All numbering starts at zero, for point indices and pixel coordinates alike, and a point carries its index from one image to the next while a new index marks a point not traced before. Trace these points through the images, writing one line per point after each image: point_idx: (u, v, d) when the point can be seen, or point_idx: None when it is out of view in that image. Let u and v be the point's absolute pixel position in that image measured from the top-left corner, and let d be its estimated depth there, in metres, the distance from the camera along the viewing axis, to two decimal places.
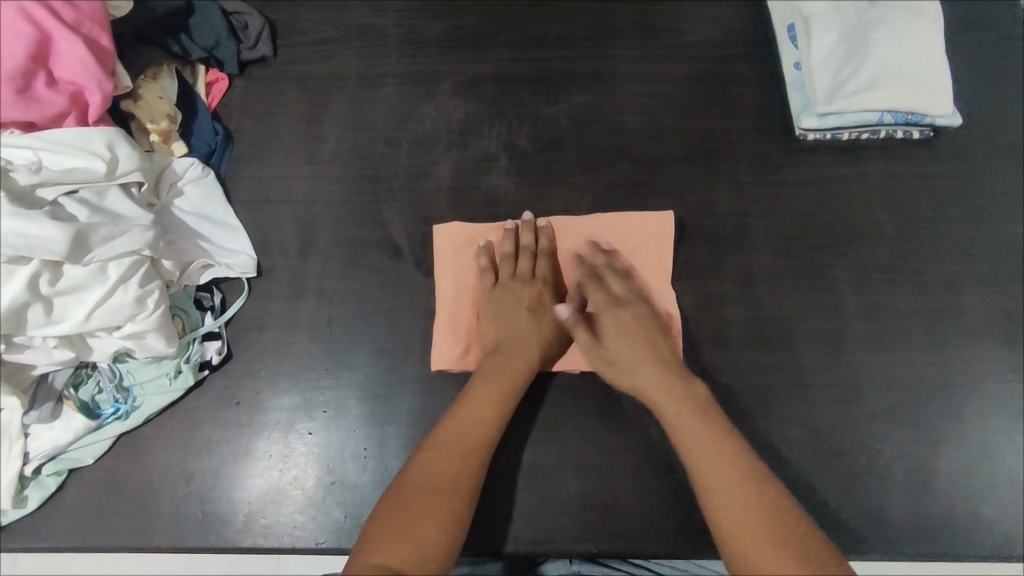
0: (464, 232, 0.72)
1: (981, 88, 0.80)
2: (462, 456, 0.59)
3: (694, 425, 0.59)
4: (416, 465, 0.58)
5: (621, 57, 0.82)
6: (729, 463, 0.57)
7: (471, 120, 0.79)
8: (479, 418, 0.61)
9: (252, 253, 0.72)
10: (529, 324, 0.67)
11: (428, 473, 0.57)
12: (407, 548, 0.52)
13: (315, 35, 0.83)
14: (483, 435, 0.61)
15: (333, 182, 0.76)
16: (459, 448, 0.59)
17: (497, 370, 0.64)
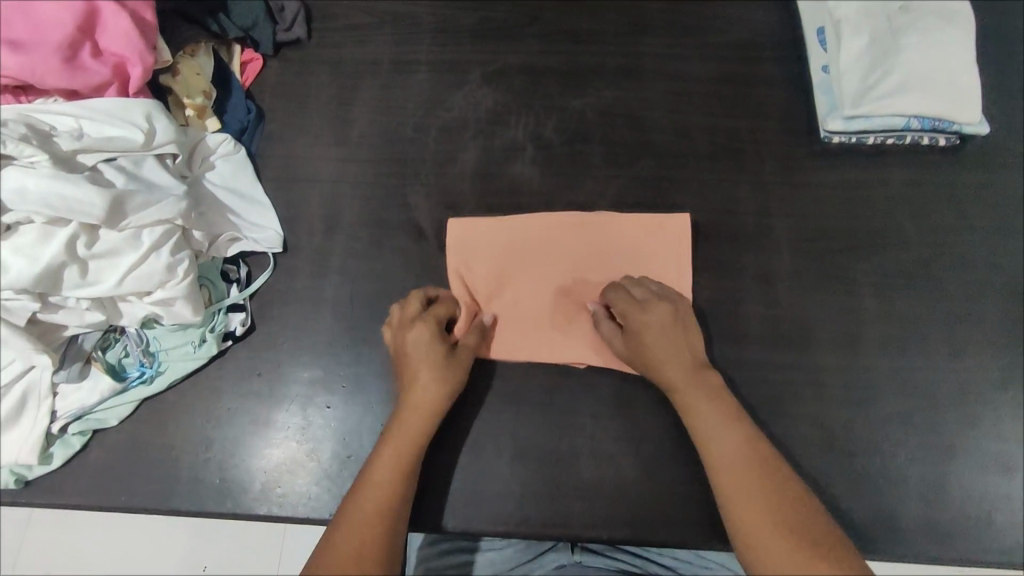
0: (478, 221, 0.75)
1: (1011, 99, 0.79)
2: (392, 498, 0.59)
3: (715, 418, 0.61)
4: (349, 506, 0.58)
5: (649, 53, 0.82)
6: (755, 458, 0.59)
7: (498, 110, 0.80)
8: (403, 452, 0.61)
9: (278, 230, 0.74)
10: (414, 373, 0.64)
11: (359, 518, 0.57)
12: None
13: (348, 21, 0.84)
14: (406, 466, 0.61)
15: (360, 164, 0.78)
16: (388, 486, 0.59)
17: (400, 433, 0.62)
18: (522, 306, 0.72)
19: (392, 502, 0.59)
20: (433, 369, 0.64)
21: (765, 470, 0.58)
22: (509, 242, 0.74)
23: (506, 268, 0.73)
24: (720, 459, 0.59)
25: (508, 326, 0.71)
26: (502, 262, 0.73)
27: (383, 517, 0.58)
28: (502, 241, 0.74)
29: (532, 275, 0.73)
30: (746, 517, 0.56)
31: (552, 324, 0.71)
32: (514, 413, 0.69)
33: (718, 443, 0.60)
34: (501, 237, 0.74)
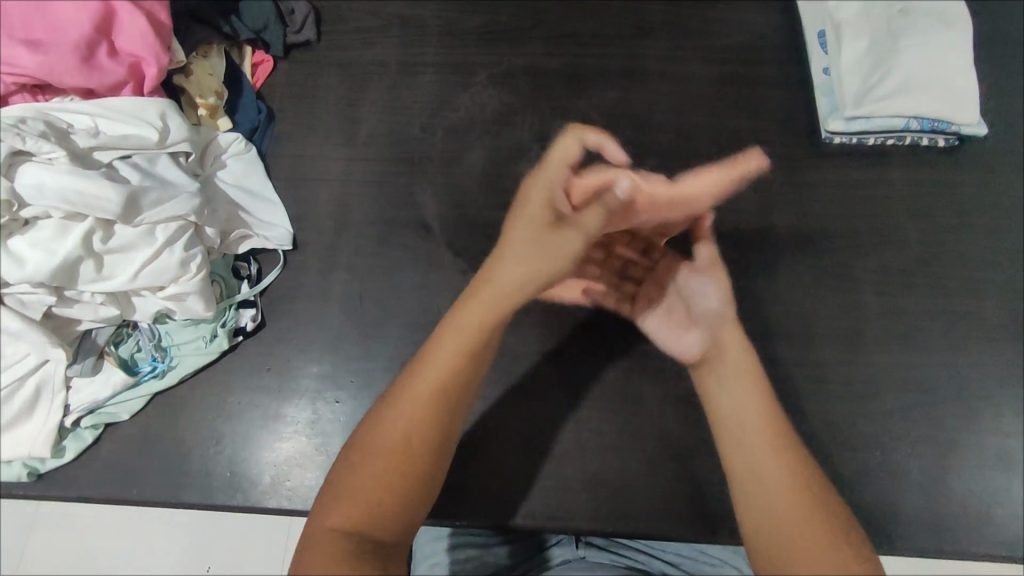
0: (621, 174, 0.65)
1: (1008, 101, 0.81)
2: (450, 385, 0.57)
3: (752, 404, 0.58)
4: (396, 396, 0.56)
5: (653, 56, 0.84)
6: (773, 440, 0.56)
7: (505, 110, 0.81)
8: (462, 339, 0.58)
9: (288, 227, 0.75)
10: (524, 219, 0.62)
11: (404, 409, 0.55)
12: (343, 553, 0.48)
13: (357, 23, 0.86)
14: (463, 359, 0.58)
15: (368, 163, 0.79)
16: (450, 369, 0.57)
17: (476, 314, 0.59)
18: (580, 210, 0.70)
19: (444, 394, 0.56)
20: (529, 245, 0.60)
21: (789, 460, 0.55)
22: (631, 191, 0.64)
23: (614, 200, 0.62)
24: (736, 440, 0.57)
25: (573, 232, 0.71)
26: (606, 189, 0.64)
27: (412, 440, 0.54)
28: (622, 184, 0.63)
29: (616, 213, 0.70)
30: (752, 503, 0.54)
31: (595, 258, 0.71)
32: (519, 408, 0.69)
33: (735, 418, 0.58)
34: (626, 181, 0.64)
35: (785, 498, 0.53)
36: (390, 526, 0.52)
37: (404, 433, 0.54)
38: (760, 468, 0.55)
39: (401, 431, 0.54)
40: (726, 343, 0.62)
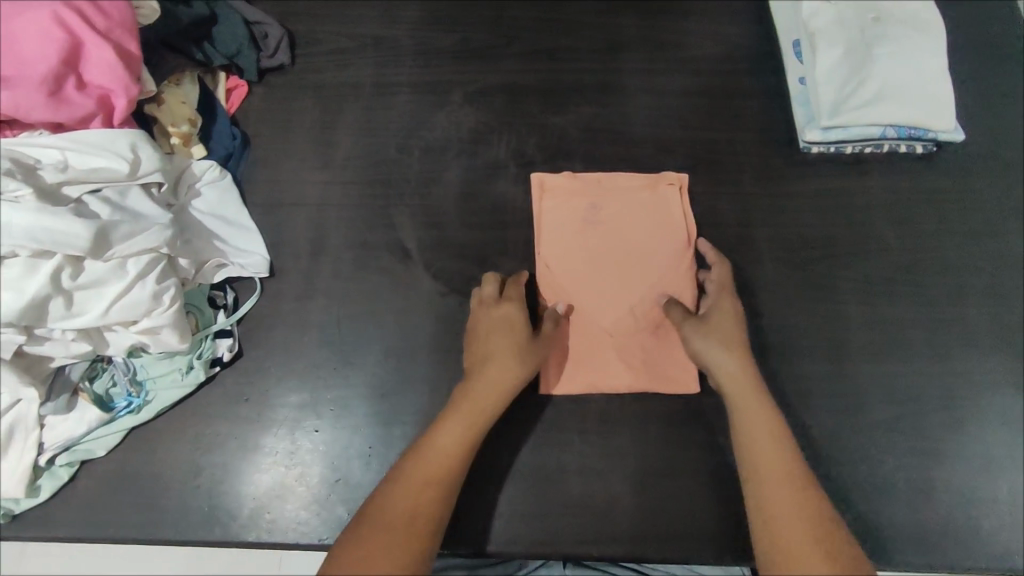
0: (587, 253, 0.75)
1: (984, 104, 0.81)
2: (451, 465, 0.59)
3: (761, 428, 0.60)
4: (412, 457, 0.59)
5: (628, 70, 0.84)
6: (787, 476, 0.57)
7: (481, 129, 0.81)
8: (474, 421, 0.61)
9: (265, 255, 0.74)
10: (502, 331, 0.66)
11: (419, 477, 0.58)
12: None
13: (330, 45, 0.86)
14: (468, 440, 0.61)
15: (345, 186, 0.79)
16: (457, 445, 0.60)
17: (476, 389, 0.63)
18: (592, 219, 0.76)
19: (452, 473, 0.59)
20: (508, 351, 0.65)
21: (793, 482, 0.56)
22: (603, 265, 0.74)
23: (585, 278, 0.74)
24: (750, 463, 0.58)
25: (601, 201, 0.77)
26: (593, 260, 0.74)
27: (430, 502, 0.57)
28: (593, 266, 0.74)
29: (625, 237, 0.75)
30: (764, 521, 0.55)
31: (627, 230, 0.76)
32: (501, 433, 0.68)
33: (755, 458, 0.58)
34: (595, 264, 0.74)
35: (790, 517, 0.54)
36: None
37: (416, 505, 0.56)
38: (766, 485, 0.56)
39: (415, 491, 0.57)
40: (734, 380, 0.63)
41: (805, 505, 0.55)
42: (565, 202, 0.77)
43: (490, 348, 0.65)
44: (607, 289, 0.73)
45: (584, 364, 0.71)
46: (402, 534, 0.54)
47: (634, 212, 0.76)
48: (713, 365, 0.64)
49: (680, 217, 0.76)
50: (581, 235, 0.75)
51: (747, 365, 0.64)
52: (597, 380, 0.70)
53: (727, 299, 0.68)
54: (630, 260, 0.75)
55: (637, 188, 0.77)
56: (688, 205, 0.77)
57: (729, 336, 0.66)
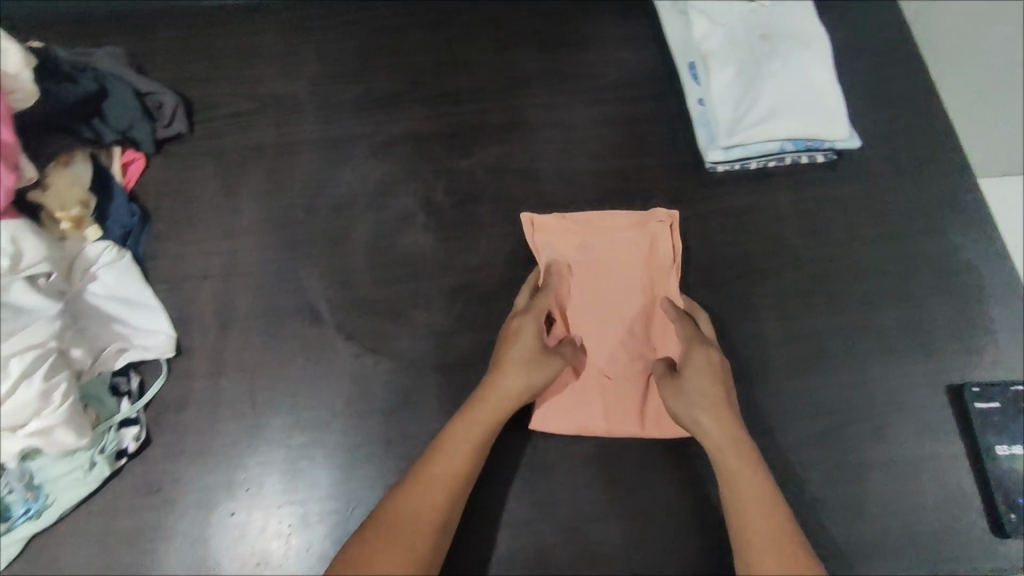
0: (576, 293, 0.74)
1: (877, 108, 0.83)
2: (457, 481, 0.61)
3: (748, 486, 0.60)
4: (424, 469, 0.61)
5: (531, 106, 0.85)
6: (773, 536, 0.57)
7: (387, 180, 0.81)
8: (479, 434, 0.63)
9: (169, 332, 0.72)
10: (518, 341, 0.67)
11: (429, 492, 0.59)
12: None
13: (229, 108, 0.85)
14: (480, 444, 0.63)
15: (251, 254, 0.77)
16: (464, 458, 0.62)
17: (491, 402, 0.65)
18: (586, 258, 0.75)
19: (462, 477, 0.61)
20: (525, 364, 0.66)
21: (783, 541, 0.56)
22: (594, 307, 0.74)
23: (577, 319, 0.74)
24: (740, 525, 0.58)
25: (593, 234, 0.76)
26: (585, 301, 0.74)
27: (433, 519, 0.58)
28: (584, 307, 0.74)
29: (617, 278, 0.75)
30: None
31: (620, 272, 0.75)
32: None
33: (742, 517, 0.59)
34: (587, 305, 0.74)
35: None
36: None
37: (431, 516, 0.58)
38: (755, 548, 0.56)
39: (420, 505, 0.58)
40: (716, 437, 0.63)
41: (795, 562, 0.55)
42: (557, 236, 0.75)
43: (507, 360, 0.66)
44: (600, 330, 0.73)
45: (580, 409, 0.70)
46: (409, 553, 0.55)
47: (625, 252, 0.75)
48: (692, 427, 0.65)
49: (668, 252, 0.75)
50: (575, 277, 0.75)
51: (728, 423, 0.63)
52: (593, 425, 0.70)
53: (703, 354, 0.67)
54: (620, 302, 0.74)
55: (625, 226, 0.76)
56: (678, 241, 0.75)
57: (710, 397, 0.65)
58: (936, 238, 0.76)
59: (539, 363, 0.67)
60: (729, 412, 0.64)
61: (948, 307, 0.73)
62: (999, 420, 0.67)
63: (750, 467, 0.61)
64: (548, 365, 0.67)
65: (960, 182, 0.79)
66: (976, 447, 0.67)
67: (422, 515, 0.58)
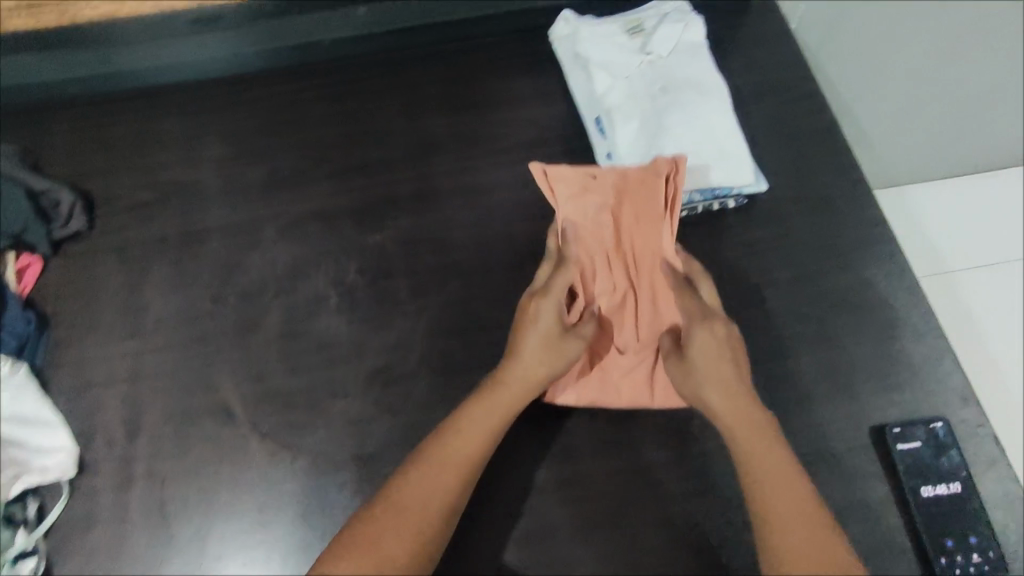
0: (588, 258, 0.74)
1: (782, 148, 0.84)
2: (473, 463, 0.63)
3: (762, 444, 0.63)
4: (441, 446, 0.63)
5: (440, 172, 0.84)
6: (785, 485, 0.60)
7: (298, 262, 0.79)
8: (496, 415, 0.65)
9: (71, 448, 0.68)
10: (537, 323, 0.68)
11: (445, 469, 0.62)
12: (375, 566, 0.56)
13: (132, 199, 0.83)
14: (496, 426, 0.65)
15: (156, 352, 0.74)
16: (481, 441, 0.64)
17: (510, 384, 0.67)
18: (598, 225, 0.75)
19: (475, 462, 0.63)
20: (544, 348, 0.68)
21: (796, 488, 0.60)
22: (604, 275, 0.75)
23: (590, 287, 0.74)
24: (753, 479, 0.61)
25: (606, 196, 0.74)
26: (599, 269, 0.75)
27: (444, 500, 0.61)
28: (595, 273, 0.74)
29: (627, 244, 0.74)
30: (773, 527, 0.58)
31: (631, 237, 0.74)
32: None
33: (755, 470, 0.62)
34: (598, 272, 0.74)
35: (794, 526, 0.58)
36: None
37: (440, 497, 0.60)
38: (770, 499, 0.60)
39: (435, 483, 0.61)
40: (729, 403, 0.65)
41: (804, 510, 0.59)
42: (573, 196, 0.74)
43: (527, 342, 0.68)
44: (609, 299, 0.75)
45: (590, 383, 0.72)
46: (413, 531, 0.59)
47: (634, 218, 0.74)
48: (702, 402, 0.67)
49: (663, 206, 0.73)
50: (586, 242, 0.75)
51: (738, 392, 0.66)
52: (604, 398, 0.72)
53: (709, 330, 0.67)
54: (628, 270, 0.75)
55: (632, 188, 0.73)
56: (676, 196, 0.72)
57: (720, 377, 0.66)
58: (848, 275, 0.77)
59: (557, 344, 0.68)
60: (740, 392, 0.66)
61: (865, 345, 0.73)
62: (922, 460, 0.67)
63: (761, 425, 0.64)
64: (565, 347, 0.68)
65: (867, 217, 0.80)
66: (902, 489, 0.67)
67: (430, 497, 0.60)
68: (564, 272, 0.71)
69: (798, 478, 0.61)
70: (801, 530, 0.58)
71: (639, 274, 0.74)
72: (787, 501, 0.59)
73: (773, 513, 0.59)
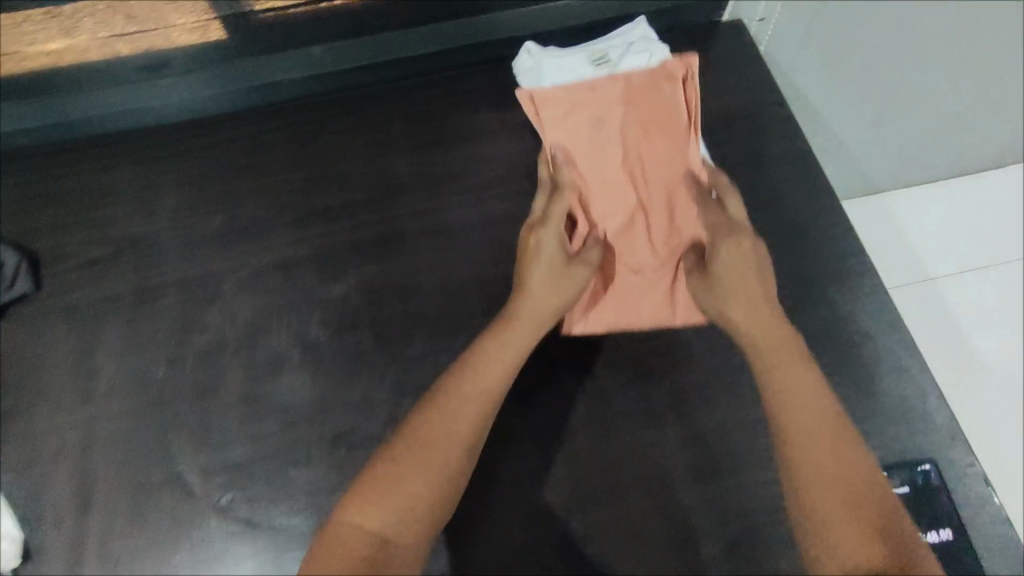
0: (594, 177, 0.77)
1: (756, 177, 0.82)
2: (492, 394, 0.61)
3: (791, 364, 0.62)
4: (456, 381, 0.61)
5: (406, 215, 0.81)
6: (807, 401, 0.59)
7: (257, 317, 0.75)
8: (511, 346, 0.65)
9: (15, 535, 0.64)
10: (540, 253, 0.69)
11: (463, 402, 0.60)
12: (391, 512, 0.53)
13: (82, 256, 0.79)
14: (512, 357, 0.64)
15: (107, 421, 0.70)
16: (496, 370, 0.63)
17: (522, 313, 0.67)
18: (597, 145, 0.77)
19: (494, 397, 0.61)
20: (552, 276, 0.68)
21: (819, 405, 0.58)
22: (610, 195, 0.77)
23: (599, 207, 0.76)
24: (778, 398, 0.60)
25: (601, 120, 0.77)
26: (603, 189, 0.77)
27: (463, 436, 0.58)
28: (602, 193, 0.77)
29: (632, 161, 0.77)
30: (797, 444, 0.57)
31: (636, 155, 0.77)
32: None
33: (777, 387, 0.61)
34: (603, 194, 0.77)
35: (824, 443, 0.56)
36: (418, 536, 0.53)
37: (464, 429, 0.58)
38: (795, 422, 0.58)
39: (451, 415, 0.59)
40: (755, 315, 0.66)
41: (833, 432, 0.57)
42: (564, 118, 0.77)
43: (535, 270, 0.68)
44: (618, 216, 0.76)
45: (608, 302, 0.75)
46: (438, 464, 0.56)
47: (640, 137, 0.78)
48: (727, 326, 0.67)
49: (686, 118, 0.78)
50: (585, 162, 0.77)
51: (762, 309, 0.66)
52: (624, 316, 0.75)
53: (735, 243, 0.69)
54: (637, 186, 0.77)
55: (625, 104, 0.78)
56: (693, 103, 0.78)
57: (743, 291, 0.67)
58: (829, 308, 0.74)
59: (565, 268, 0.69)
60: (764, 304, 0.66)
61: (849, 383, 0.71)
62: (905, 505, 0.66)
63: (785, 339, 0.63)
64: (577, 271, 0.69)
65: (845, 247, 0.78)
66: None
67: (446, 435, 0.57)
68: (563, 194, 0.73)
69: (821, 395, 0.59)
70: (832, 452, 0.55)
71: (646, 191, 0.77)
72: (817, 422, 0.57)
73: (802, 436, 0.57)
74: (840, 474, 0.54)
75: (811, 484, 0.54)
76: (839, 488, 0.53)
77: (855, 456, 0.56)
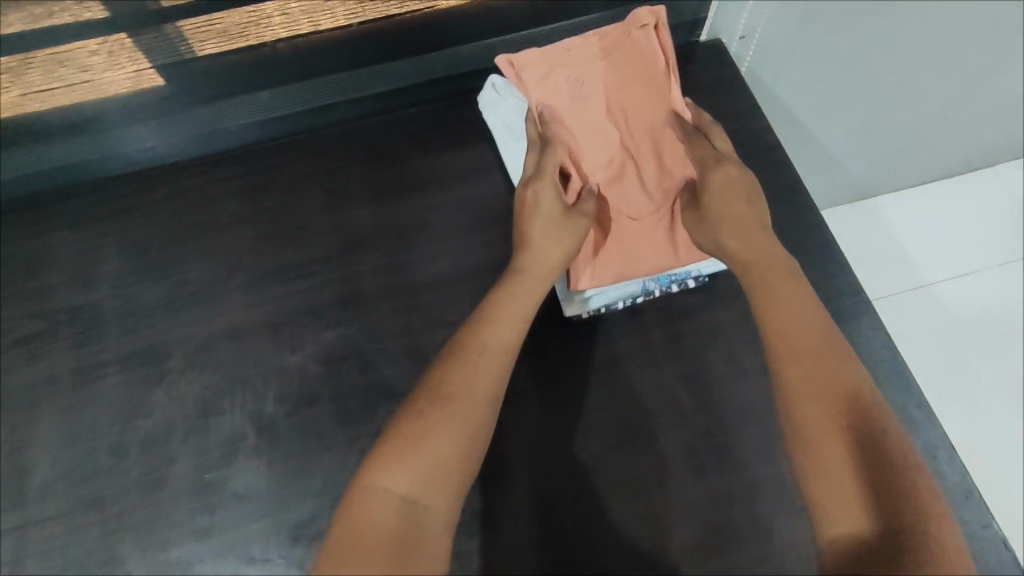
0: (579, 131, 0.73)
1: None
2: (512, 346, 0.56)
3: (789, 288, 0.56)
4: (473, 336, 0.56)
5: (368, 270, 0.75)
6: (795, 310, 0.54)
7: (209, 396, 0.69)
8: (528, 297, 0.60)
9: None
10: (539, 205, 0.64)
11: (484, 356, 0.54)
12: (423, 469, 0.46)
13: (13, 334, 0.72)
14: (527, 308, 0.59)
15: (46, 523, 0.65)
16: (513, 323, 0.57)
17: (531, 263, 0.62)
18: (579, 100, 0.73)
19: (512, 348, 0.56)
20: (555, 223, 0.63)
21: (812, 319, 0.53)
22: (600, 145, 0.72)
23: (588, 158, 0.72)
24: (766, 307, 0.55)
25: (579, 75, 0.74)
26: (592, 142, 0.72)
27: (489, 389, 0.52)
28: (591, 144, 0.72)
29: (618, 110, 0.73)
30: (784, 348, 0.51)
31: (619, 106, 0.73)
32: None
33: (766, 300, 0.56)
34: (593, 144, 0.72)
35: (815, 350, 0.50)
36: (451, 500, 0.46)
37: (491, 386, 0.52)
38: (780, 328, 0.53)
39: (473, 369, 0.53)
40: (744, 238, 0.60)
41: (824, 343, 0.51)
42: (543, 79, 0.74)
43: (539, 220, 0.63)
44: (609, 166, 0.72)
45: (607, 256, 0.70)
46: (466, 421, 0.50)
47: (619, 85, 0.73)
48: (718, 249, 0.62)
49: (660, 60, 0.72)
50: (567, 119, 0.73)
51: (750, 231, 0.60)
52: (628, 269, 0.69)
53: (722, 174, 0.64)
54: (624, 132, 0.73)
55: (604, 55, 0.74)
56: (666, 42, 0.73)
57: (733, 218, 0.61)
58: None
59: (568, 220, 0.64)
60: (760, 233, 0.60)
61: None
62: None
63: (772, 253, 0.59)
64: (577, 218, 0.65)
65: (837, 287, 0.73)
66: None
67: (472, 387, 0.52)
68: (549, 149, 0.68)
69: (813, 311, 0.54)
70: (818, 360, 0.50)
71: (635, 138, 0.73)
72: (809, 334, 0.52)
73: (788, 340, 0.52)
74: (826, 377, 0.48)
75: (790, 382, 0.49)
76: (821, 390, 0.48)
77: (850, 368, 0.49)
